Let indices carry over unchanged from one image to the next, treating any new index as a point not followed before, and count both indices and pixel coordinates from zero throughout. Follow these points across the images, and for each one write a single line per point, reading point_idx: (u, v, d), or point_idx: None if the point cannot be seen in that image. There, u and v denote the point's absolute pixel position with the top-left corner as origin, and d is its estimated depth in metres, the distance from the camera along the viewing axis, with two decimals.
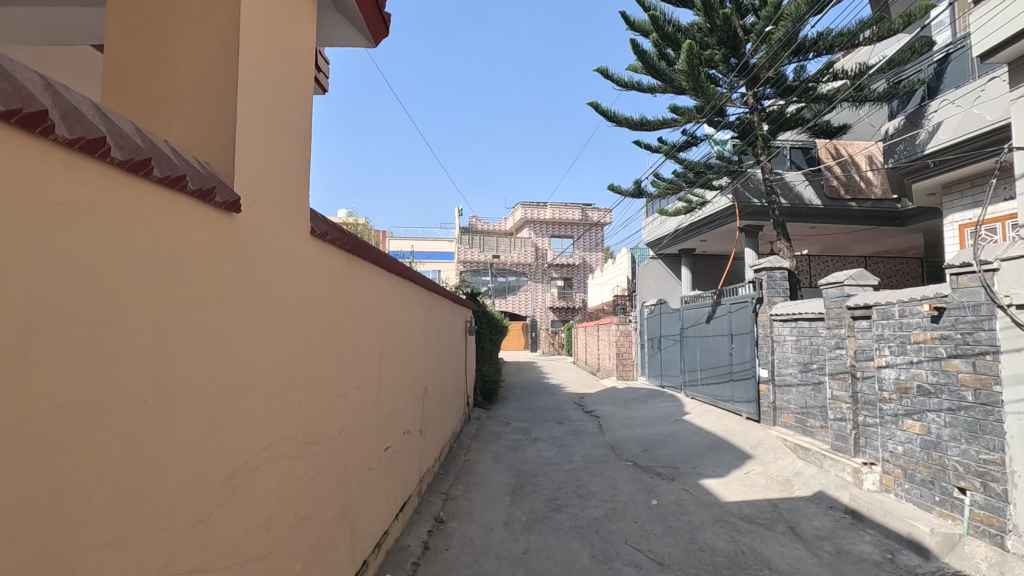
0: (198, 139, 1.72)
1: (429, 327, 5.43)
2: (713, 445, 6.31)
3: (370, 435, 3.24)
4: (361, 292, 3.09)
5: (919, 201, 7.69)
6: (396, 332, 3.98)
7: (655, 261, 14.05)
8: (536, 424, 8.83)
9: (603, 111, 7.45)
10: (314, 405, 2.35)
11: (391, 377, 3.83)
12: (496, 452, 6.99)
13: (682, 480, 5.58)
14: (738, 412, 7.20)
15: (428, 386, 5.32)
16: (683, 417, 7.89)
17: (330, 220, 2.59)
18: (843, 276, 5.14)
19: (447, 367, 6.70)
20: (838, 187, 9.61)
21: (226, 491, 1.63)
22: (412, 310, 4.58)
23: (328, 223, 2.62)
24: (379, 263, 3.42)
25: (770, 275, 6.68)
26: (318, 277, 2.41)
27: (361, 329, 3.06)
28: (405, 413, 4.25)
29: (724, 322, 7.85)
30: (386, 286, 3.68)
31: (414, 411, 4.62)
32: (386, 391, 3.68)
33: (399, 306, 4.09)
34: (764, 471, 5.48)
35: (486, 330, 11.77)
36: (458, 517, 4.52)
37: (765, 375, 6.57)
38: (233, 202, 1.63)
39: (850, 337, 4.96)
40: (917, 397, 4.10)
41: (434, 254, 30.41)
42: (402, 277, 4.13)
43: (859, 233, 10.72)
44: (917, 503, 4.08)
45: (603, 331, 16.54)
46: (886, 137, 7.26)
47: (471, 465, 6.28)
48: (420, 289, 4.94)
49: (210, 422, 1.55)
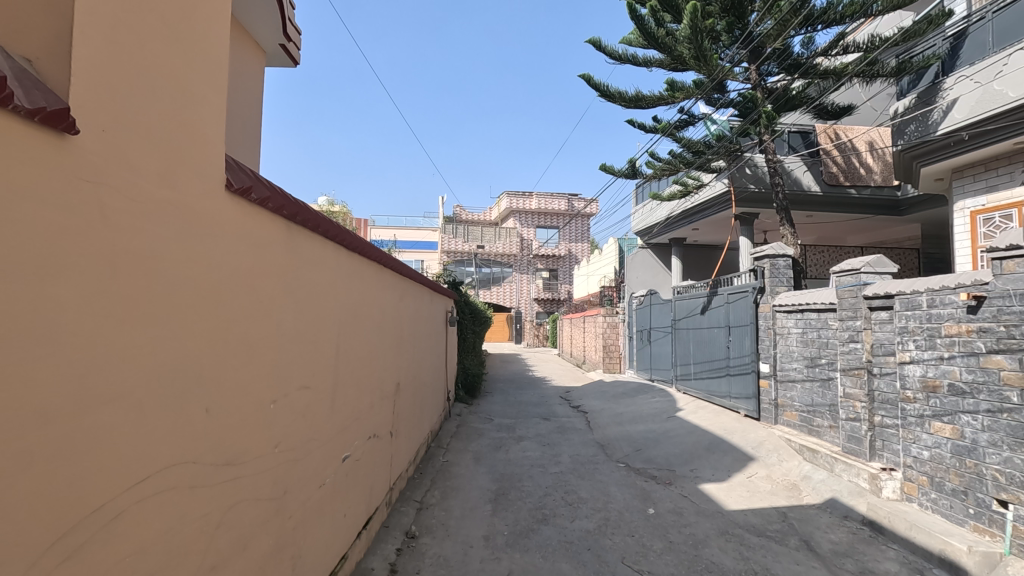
0: (20, 28, 1.15)
1: (402, 315, 4.86)
2: (710, 445, 5.86)
3: (322, 445, 2.68)
4: (309, 271, 2.50)
5: (926, 186, 7.31)
6: (358, 324, 3.42)
7: (645, 251, 13.61)
8: (521, 421, 8.34)
9: (596, 84, 6.87)
10: (234, 414, 1.79)
11: (353, 374, 3.27)
12: (478, 452, 6.46)
13: (679, 484, 5.12)
14: (736, 409, 6.77)
15: (401, 381, 4.77)
16: (677, 414, 7.44)
17: (256, 175, 1.98)
18: (859, 262, 4.64)
19: (424, 359, 6.17)
20: (838, 173, 9.25)
21: (53, 555, 1.08)
22: (380, 296, 4.02)
23: (258, 179, 2.03)
24: (334, 237, 2.84)
25: (773, 263, 6.21)
26: (239, 247, 1.83)
27: (308, 314, 2.49)
28: (371, 416, 3.70)
29: (720, 313, 7.41)
30: (344, 266, 3.11)
31: (383, 411, 4.07)
32: (345, 390, 3.12)
33: (363, 291, 3.53)
34: (768, 475, 5.03)
35: (469, 321, 11.27)
36: (432, 531, 3.99)
37: (766, 370, 6.13)
38: (58, 112, 1.06)
39: (866, 330, 4.51)
40: (948, 397, 3.66)
41: (416, 244, 29.72)
42: (367, 256, 3.56)
43: (857, 222, 10.35)
44: (946, 515, 3.66)
45: (589, 322, 16.11)
46: (895, 118, 6.84)
47: (450, 468, 5.74)
48: (390, 274, 4.36)
49: (14, 455, 1.00)
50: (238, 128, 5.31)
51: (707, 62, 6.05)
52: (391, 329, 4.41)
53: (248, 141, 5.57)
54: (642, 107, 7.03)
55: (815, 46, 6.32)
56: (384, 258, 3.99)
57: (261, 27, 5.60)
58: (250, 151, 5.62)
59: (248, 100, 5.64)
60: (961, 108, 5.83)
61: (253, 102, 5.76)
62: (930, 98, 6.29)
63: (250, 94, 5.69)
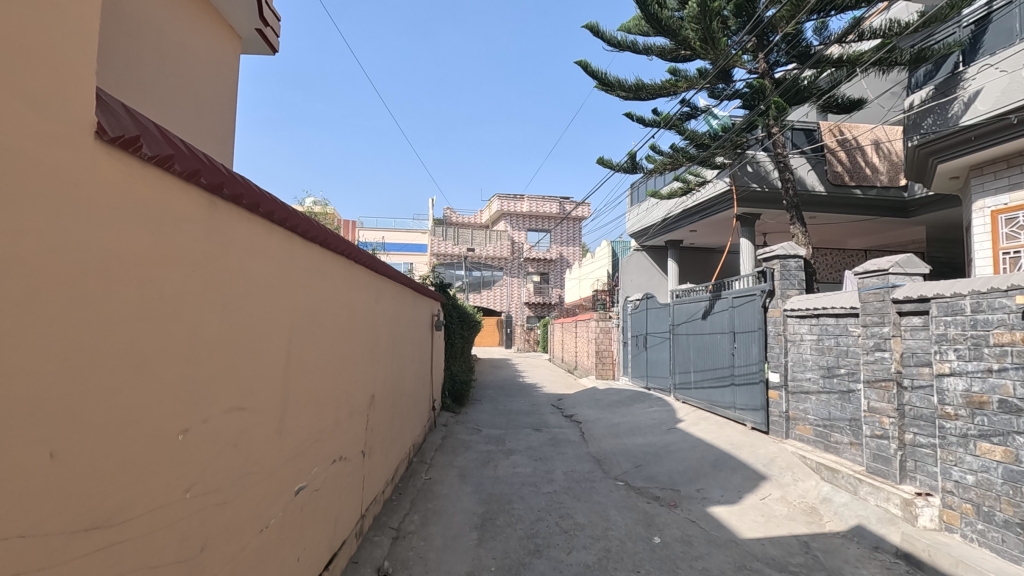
0: None
1: (377, 319, 4.33)
2: (717, 461, 5.39)
3: (265, 480, 2.16)
4: (246, 262, 1.99)
5: (939, 185, 6.95)
6: (320, 329, 2.90)
7: (640, 253, 13.17)
8: (511, 432, 7.83)
9: (593, 71, 6.39)
10: (107, 453, 1.28)
11: (312, 388, 2.75)
12: (464, 467, 5.94)
13: (684, 507, 4.64)
14: (742, 421, 6.31)
15: (376, 392, 4.25)
16: (677, 425, 6.97)
17: (153, 126, 1.48)
18: (886, 262, 4.18)
19: (405, 366, 5.66)
20: (842, 173, 8.86)
21: None
22: (350, 296, 3.51)
23: (156, 133, 1.52)
24: (284, 221, 2.32)
25: (783, 264, 5.77)
26: (123, 223, 1.33)
27: (246, 317, 1.98)
28: (336, 435, 3.18)
29: (724, 318, 6.96)
30: (301, 258, 2.59)
31: (352, 428, 3.54)
32: (302, 408, 2.61)
33: (327, 288, 3.02)
34: (783, 497, 4.56)
35: (456, 325, 10.74)
36: (409, 567, 3.46)
37: (776, 380, 5.68)
38: None
39: (895, 337, 4.06)
40: (998, 415, 3.22)
41: (405, 247, 29.09)
42: (332, 247, 3.04)
43: (861, 224, 9.95)
44: (996, 549, 3.20)
45: (581, 327, 15.67)
46: (908, 113, 6.51)
47: (434, 486, 5.23)
48: (362, 271, 3.83)
49: None
50: (210, 114, 4.79)
51: (716, 46, 5.66)
52: (364, 335, 3.88)
53: (223, 131, 5.06)
54: (643, 97, 6.58)
55: (829, 32, 5.91)
56: (355, 253, 3.47)
57: (234, 13, 5.07)
58: (224, 141, 5.11)
59: (223, 85, 5.13)
60: (986, 100, 5.50)
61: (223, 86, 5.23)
62: (950, 89, 5.94)
63: (226, 78, 5.17)
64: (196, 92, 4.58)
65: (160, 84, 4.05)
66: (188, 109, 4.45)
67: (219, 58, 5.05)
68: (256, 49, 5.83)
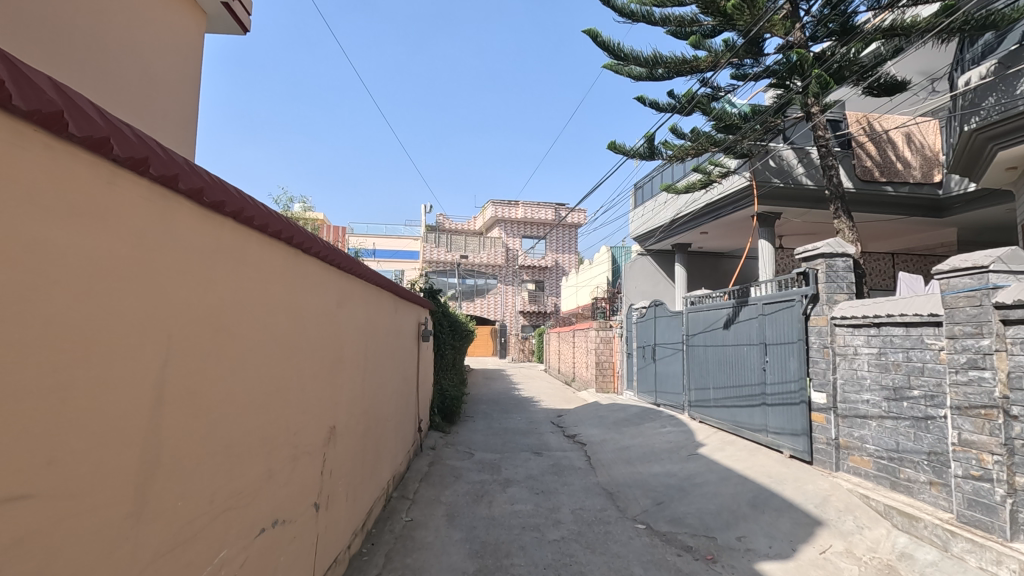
0: None
1: (341, 328, 3.40)
2: (755, 499, 4.48)
3: None
4: (40, 222, 1.10)
5: (992, 177, 6.16)
6: (240, 345, 1.97)
7: (644, 258, 12.33)
8: (507, 456, 6.91)
9: (603, 41, 5.57)
10: None
11: (219, 435, 1.82)
12: (452, 505, 5.01)
13: (724, 561, 3.73)
14: (779, 447, 5.41)
15: (338, 422, 3.32)
16: (698, 450, 6.07)
17: None
18: (981, 257, 3.33)
19: (382, 385, 4.76)
20: (872, 168, 8.08)
21: None
22: (297, 297, 2.60)
23: None
24: (157, 169, 1.44)
25: (829, 264, 4.88)
26: None
27: (22, 326, 1.07)
28: (266, 496, 2.23)
29: (751, 328, 6.09)
30: (197, 238, 1.67)
31: (298, 475, 2.62)
32: (197, 469, 1.68)
33: (255, 286, 2.09)
34: (848, 550, 3.64)
35: (447, 335, 9.86)
36: None
37: (822, 402, 4.80)
38: None
39: (999, 352, 3.22)
40: None
41: (397, 254, 28.07)
42: (264, 227, 2.12)
43: (888, 226, 9.14)
44: None
45: (579, 336, 14.80)
46: (964, 94, 5.76)
47: (415, 533, 4.27)
48: (317, 265, 2.90)
49: None
50: (155, 88, 3.89)
51: (753, 6, 4.94)
52: (319, 350, 2.94)
53: (179, 113, 4.15)
54: (660, 78, 5.88)
55: None
56: (300, 240, 2.53)
57: None
58: (179, 123, 4.20)
59: (179, 56, 4.25)
60: None
61: (185, 60, 4.33)
62: (1018, 63, 5.14)
63: (184, 51, 4.30)
64: (138, 57, 3.69)
65: (84, 41, 3.15)
66: (124, 76, 3.55)
67: (173, 26, 4.13)
68: (223, 28, 4.89)
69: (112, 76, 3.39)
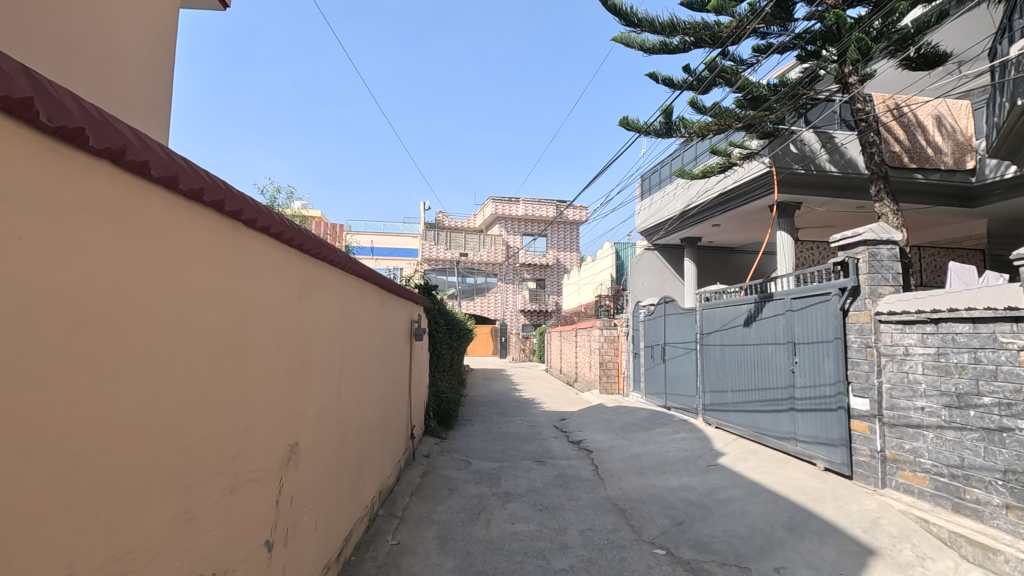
0: None
1: (306, 323, 2.79)
2: (791, 521, 3.91)
3: None
4: None
5: None
6: (128, 347, 1.38)
7: (651, 253, 11.76)
8: (507, 466, 6.34)
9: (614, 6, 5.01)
10: None
11: (81, 477, 1.23)
12: (444, 525, 4.43)
13: None
14: (811, 459, 4.83)
15: (303, 439, 2.75)
16: (718, 461, 5.50)
17: None
18: None
19: (365, 389, 4.20)
20: (900, 153, 7.51)
21: None
22: (239, 282, 2.02)
23: None
24: None
25: (873, 252, 4.30)
26: None
27: None
28: (179, 548, 1.65)
29: (777, 325, 5.52)
30: (22, 183, 1.09)
31: (240, 512, 2.04)
32: (29, 534, 1.10)
33: (161, 264, 1.52)
34: None
35: (443, 334, 9.29)
36: None
37: (865, 409, 4.23)
38: None
39: None
40: None
41: (394, 251, 27.46)
42: (176, 184, 1.55)
43: (914, 217, 8.57)
44: None
45: (582, 336, 14.24)
46: (1015, 64, 5.14)
47: (400, 561, 3.69)
48: (267, 243, 2.28)
49: None
50: (116, 57, 3.34)
51: None
52: (272, 351, 2.34)
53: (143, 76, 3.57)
54: (676, 50, 5.47)
55: None
56: (236, 205, 1.92)
57: None
58: (141, 86, 3.61)
59: (145, 19, 3.70)
60: None
61: (152, 23, 3.77)
62: None
63: (151, 12, 3.74)
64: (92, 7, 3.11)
65: None
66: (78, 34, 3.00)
67: None
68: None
69: (51, 20, 2.80)
